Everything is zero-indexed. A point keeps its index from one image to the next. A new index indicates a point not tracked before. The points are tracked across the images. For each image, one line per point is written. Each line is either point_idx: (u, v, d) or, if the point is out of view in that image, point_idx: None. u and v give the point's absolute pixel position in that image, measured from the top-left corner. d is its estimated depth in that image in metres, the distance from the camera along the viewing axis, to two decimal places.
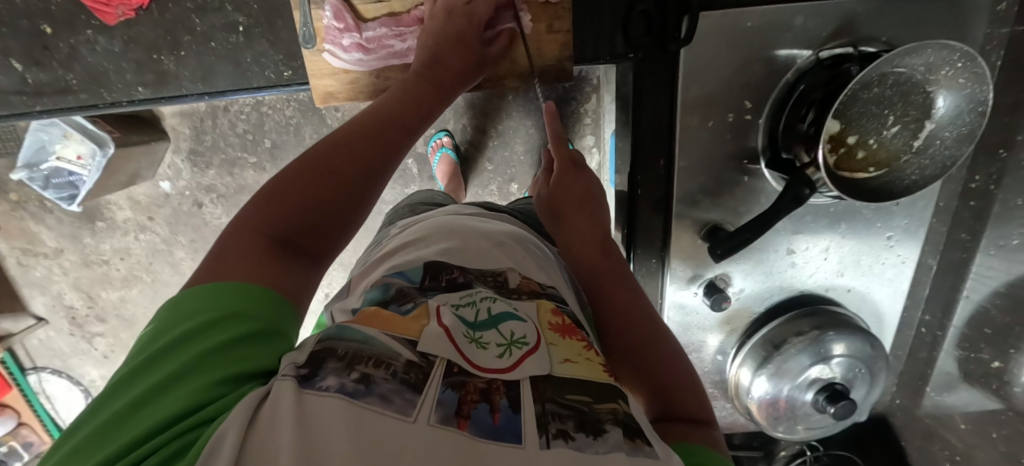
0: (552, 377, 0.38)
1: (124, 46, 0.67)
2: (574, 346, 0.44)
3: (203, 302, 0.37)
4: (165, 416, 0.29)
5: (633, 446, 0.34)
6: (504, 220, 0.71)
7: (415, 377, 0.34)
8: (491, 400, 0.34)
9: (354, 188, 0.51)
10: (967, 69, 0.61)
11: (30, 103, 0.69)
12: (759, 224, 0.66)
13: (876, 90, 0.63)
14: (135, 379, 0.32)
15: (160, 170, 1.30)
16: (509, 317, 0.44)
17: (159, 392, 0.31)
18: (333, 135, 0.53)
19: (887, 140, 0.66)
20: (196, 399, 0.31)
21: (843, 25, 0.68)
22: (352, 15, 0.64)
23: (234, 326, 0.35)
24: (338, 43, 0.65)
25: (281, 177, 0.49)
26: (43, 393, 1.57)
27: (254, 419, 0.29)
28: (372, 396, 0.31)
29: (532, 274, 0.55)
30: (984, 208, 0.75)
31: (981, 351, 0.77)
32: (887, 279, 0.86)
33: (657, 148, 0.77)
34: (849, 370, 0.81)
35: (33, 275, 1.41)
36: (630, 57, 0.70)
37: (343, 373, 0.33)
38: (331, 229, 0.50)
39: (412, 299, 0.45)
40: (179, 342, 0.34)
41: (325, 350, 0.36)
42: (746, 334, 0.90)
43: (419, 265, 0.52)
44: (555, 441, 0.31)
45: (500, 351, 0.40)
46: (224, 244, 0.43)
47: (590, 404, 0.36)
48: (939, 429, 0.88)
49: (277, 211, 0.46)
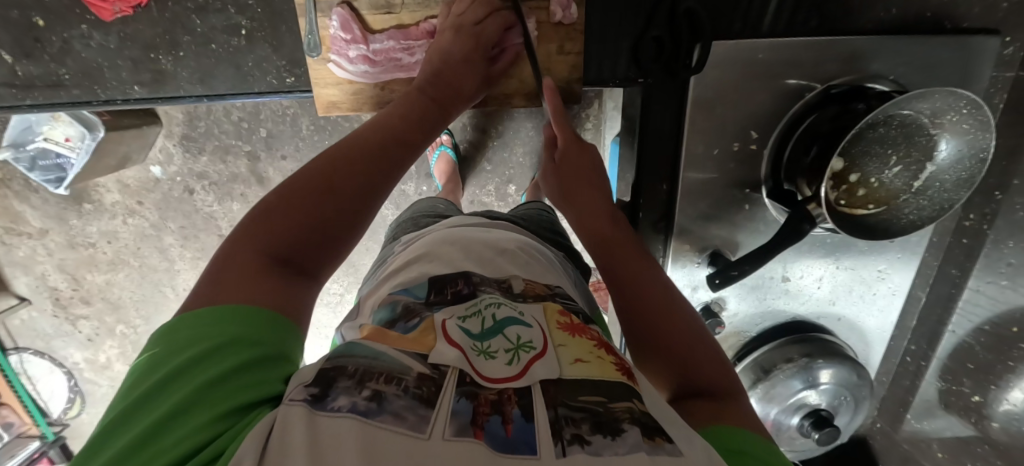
0: (563, 380, 0.39)
1: (120, 43, 0.65)
2: (585, 346, 0.45)
3: (201, 330, 0.36)
4: (170, 454, 0.29)
5: (651, 445, 0.35)
6: (504, 227, 0.71)
7: (427, 391, 0.35)
8: (503, 412, 0.35)
9: (355, 204, 0.50)
10: (972, 116, 0.61)
11: (20, 96, 0.67)
12: (758, 257, 0.67)
13: (881, 130, 0.64)
14: (135, 413, 0.32)
15: (150, 155, 1.27)
16: (512, 323, 0.45)
17: (160, 429, 0.31)
18: (333, 149, 0.52)
19: (888, 180, 0.66)
20: (200, 434, 0.31)
21: (853, 61, 0.68)
22: (359, 26, 0.63)
23: (236, 354, 0.35)
24: (344, 54, 0.64)
25: (278, 193, 0.48)
26: (25, 374, 1.55)
27: (268, 442, 0.30)
28: (386, 414, 0.32)
29: (537, 277, 0.56)
30: (975, 247, 0.77)
31: (963, 385, 0.80)
32: (878, 309, 0.87)
33: (657, 172, 0.76)
34: (835, 398, 0.83)
35: (16, 254, 1.38)
36: (640, 82, 0.69)
37: (354, 391, 0.34)
38: (331, 245, 0.49)
39: (418, 314, 0.46)
40: (175, 375, 0.33)
41: (334, 368, 0.37)
42: (736, 357, 0.90)
43: (425, 281, 0.52)
44: (571, 447, 0.33)
45: (508, 358, 0.41)
46: (222, 264, 0.42)
47: (604, 405, 0.38)
48: (916, 455, 0.91)
49: (275, 229, 0.45)
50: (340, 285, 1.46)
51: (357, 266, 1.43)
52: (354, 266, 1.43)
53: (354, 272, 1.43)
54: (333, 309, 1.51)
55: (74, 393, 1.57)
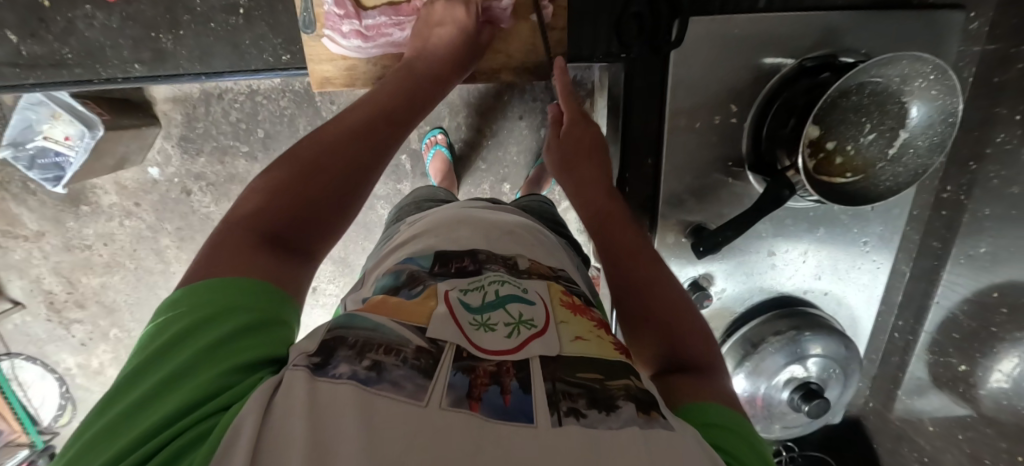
0: (562, 357, 0.39)
1: (122, 23, 0.68)
2: (584, 325, 0.45)
3: (200, 297, 0.37)
4: (172, 411, 0.30)
5: (646, 418, 0.35)
6: (510, 212, 0.73)
7: (425, 363, 0.35)
8: (501, 383, 0.35)
9: (347, 181, 0.51)
10: (939, 81, 0.64)
11: (23, 76, 0.69)
12: (741, 223, 0.69)
13: (855, 98, 0.67)
14: (135, 377, 0.32)
15: (149, 156, 1.29)
16: (514, 299, 0.45)
17: (163, 389, 0.31)
18: (322, 133, 0.54)
19: (864, 147, 0.69)
20: (202, 393, 0.31)
21: (825, 37, 0.71)
22: (352, 3, 0.65)
23: (231, 319, 0.36)
24: (338, 29, 0.65)
25: (270, 179, 0.49)
26: (17, 381, 1.53)
27: (269, 404, 0.30)
28: (384, 383, 0.32)
29: (541, 259, 0.56)
30: (955, 218, 0.78)
31: (950, 356, 0.79)
32: (863, 284, 0.89)
33: (644, 150, 0.79)
34: (824, 370, 0.84)
35: (12, 257, 1.39)
36: (623, 57, 0.72)
37: (354, 361, 0.34)
38: (327, 223, 0.50)
39: (423, 282, 0.47)
40: (178, 339, 0.34)
41: (334, 339, 0.37)
42: (725, 333, 0.91)
43: (430, 253, 0.53)
44: (566, 419, 0.32)
45: (508, 332, 0.41)
46: (215, 246, 0.42)
47: (601, 381, 0.37)
48: (909, 432, 0.90)
49: (268, 209, 0.46)
50: (335, 285, 1.46)
51: (353, 266, 1.44)
52: (349, 265, 1.44)
53: (349, 272, 1.43)
54: (328, 310, 1.50)
55: (65, 399, 1.55)
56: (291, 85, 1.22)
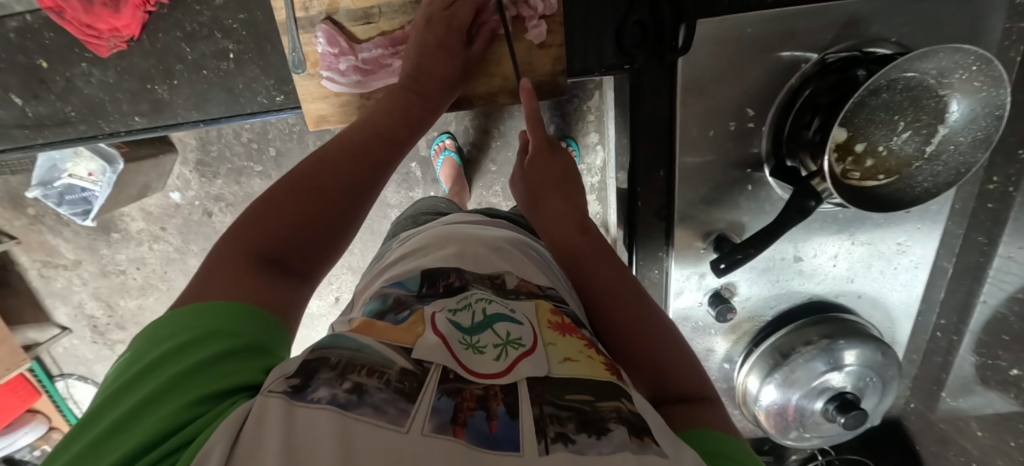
0: (549, 378, 0.38)
1: (118, 77, 0.67)
2: (574, 345, 0.44)
3: (186, 321, 0.36)
4: (144, 438, 0.29)
5: (639, 444, 0.34)
6: (503, 226, 0.71)
7: (410, 386, 0.34)
8: (488, 408, 0.34)
9: (342, 204, 0.51)
10: (982, 72, 0.58)
11: (32, 136, 0.70)
12: (762, 238, 0.65)
13: (885, 96, 0.61)
14: (114, 402, 0.32)
15: (169, 182, 1.31)
16: (503, 318, 0.44)
17: (140, 412, 0.31)
18: (320, 150, 0.53)
19: (898, 147, 0.64)
20: (176, 421, 0.30)
21: (850, 26, 0.65)
22: (345, 38, 0.64)
23: (213, 344, 0.35)
24: (335, 68, 0.65)
25: (268, 195, 0.48)
26: (71, 399, 1.65)
27: (239, 437, 0.28)
28: (365, 407, 0.31)
29: (530, 276, 0.54)
30: (1002, 211, 0.72)
31: (999, 357, 0.75)
32: (900, 283, 0.84)
33: (654, 160, 0.75)
34: (860, 379, 0.79)
35: (54, 285, 1.45)
36: (626, 68, 0.68)
37: (335, 383, 0.33)
38: (323, 244, 0.49)
39: (409, 306, 0.45)
40: (160, 361, 0.33)
41: (317, 358, 0.36)
42: (753, 343, 0.89)
43: (417, 274, 0.52)
44: (554, 446, 0.31)
45: (496, 353, 0.40)
46: (209, 265, 0.42)
47: (592, 403, 0.36)
48: (953, 435, 0.85)
49: (265, 230, 0.45)
50: None
51: None
52: None
53: None
54: None
55: None
56: None
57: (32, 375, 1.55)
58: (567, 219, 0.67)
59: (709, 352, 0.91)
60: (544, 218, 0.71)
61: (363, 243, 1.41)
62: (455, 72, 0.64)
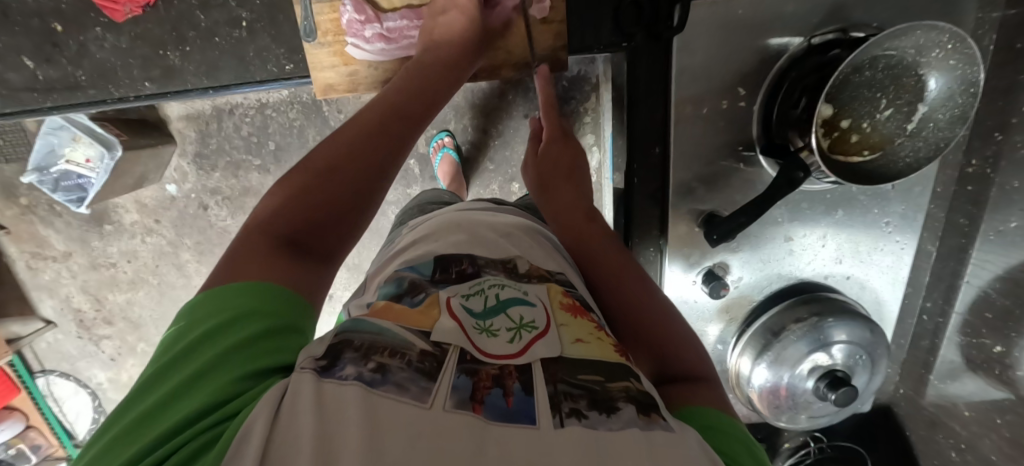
0: (563, 358, 0.38)
1: (131, 43, 0.69)
2: (585, 326, 0.44)
3: (222, 302, 0.37)
4: (192, 410, 0.30)
5: (647, 421, 0.34)
6: (511, 212, 0.72)
7: (429, 366, 0.34)
8: (504, 385, 0.35)
9: (362, 184, 0.49)
10: (957, 50, 0.61)
11: (41, 99, 0.71)
12: (753, 209, 0.67)
13: (867, 74, 0.65)
14: (153, 384, 0.33)
15: (167, 174, 1.30)
16: (517, 302, 0.45)
17: (185, 387, 0.32)
18: (334, 136, 0.52)
19: (880, 124, 0.67)
20: (221, 394, 0.31)
21: (834, 12, 0.69)
22: (371, 7, 0.65)
23: (250, 325, 0.36)
24: (360, 35, 0.66)
25: (288, 180, 0.49)
26: (52, 396, 1.56)
27: (279, 403, 0.30)
28: (388, 384, 0.32)
29: (540, 261, 0.55)
30: (981, 193, 0.75)
31: (983, 336, 0.76)
32: (886, 266, 0.87)
33: (650, 138, 0.78)
34: (850, 357, 0.81)
35: (42, 277, 1.41)
36: (624, 46, 0.73)
37: (360, 362, 0.34)
38: (345, 225, 0.49)
39: (424, 289, 0.46)
40: (201, 341, 0.35)
41: (340, 341, 0.37)
42: (746, 322, 0.90)
43: (430, 258, 0.52)
44: (568, 420, 0.32)
45: (510, 336, 0.40)
46: (235, 252, 0.43)
47: (602, 384, 0.37)
48: (943, 418, 0.86)
49: (285, 213, 0.46)
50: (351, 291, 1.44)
51: None
52: None
53: None
54: None
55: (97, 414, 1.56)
56: (299, 95, 1.22)
57: (13, 371, 1.48)
58: (576, 210, 0.69)
59: (702, 335, 0.93)
60: (549, 198, 0.73)
61: (359, 238, 1.41)
62: (464, 44, 0.63)
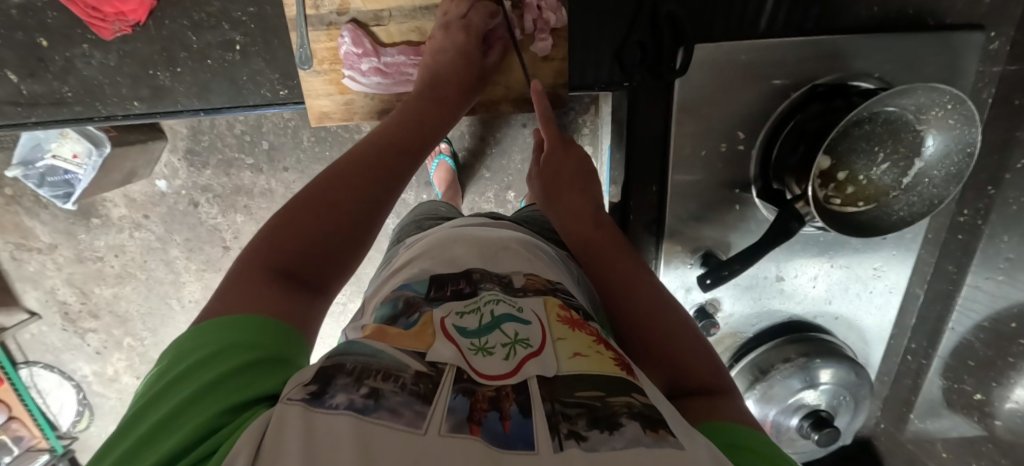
0: (559, 378, 0.38)
1: (119, 60, 0.67)
2: (584, 340, 0.44)
3: (207, 336, 0.36)
4: (170, 450, 0.29)
5: (654, 437, 0.32)
6: (509, 227, 0.71)
7: (425, 388, 0.34)
8: (501, 409, 0.34)
9: (359, 215, 0.50)
10: (957, 111, 0.61)
11: (25, 114, 0.69)
12: (747, 255, 0.67)
13: (867, 127, 0.65)
14: (139, 419, 0.32)
15: (156, 169, 1.27)
16: (510, 319, 0.44)
17: (166, 425, 0.31)
18: (333, 167, 0.52)
19: (876, 177, 0.67)
20: (200, 431, 0.30)
21: (837, 61, 0.69)
22: (369, 40, 0.65)
23: (235, 357, 0.35)
24: (356, 68, 0.66)
25: (286, 211, 0.48)
26: (35, 388, 1.52)
27: (262, 442, 0.28)
28: (382, 410, 0.31)
29: (538, 272, 0.55)
30: (972, 242, 0.76)
31: (964, 382, 0.78)
32: (875, 306, 0.87)
33: (648, 175, 0.77)
34: (834, 398, 0.83)
35: (26, 269, 1.38)
36: (625, 85, 0.70)
37: (352, 388, 0.33)
38: (341, 256, 0.49)
39: (418, 309, 0.46)
40: (185, 375, 0.34)
41: (332, 365, 0.36)
42: (734, 357, 0.91)
43: (426, 278, 0.52)
44: (568, 442, 0.31)
45: (505, 353, 0.40)
46: (231, 282, 0.42)
47: (603, 399, 0.36)
48: (920, 455, 0.89)
49: (282, 243, 0.45)
50: (343, 294, 1.43)
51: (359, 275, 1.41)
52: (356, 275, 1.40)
53: (355, 282, 1.40)
54: (337, 319, 1.47)
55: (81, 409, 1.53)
56: None
57: None
58: (584, 221, 0.67)
59: None
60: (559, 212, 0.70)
61: None
62: (459, 78, 0.64)
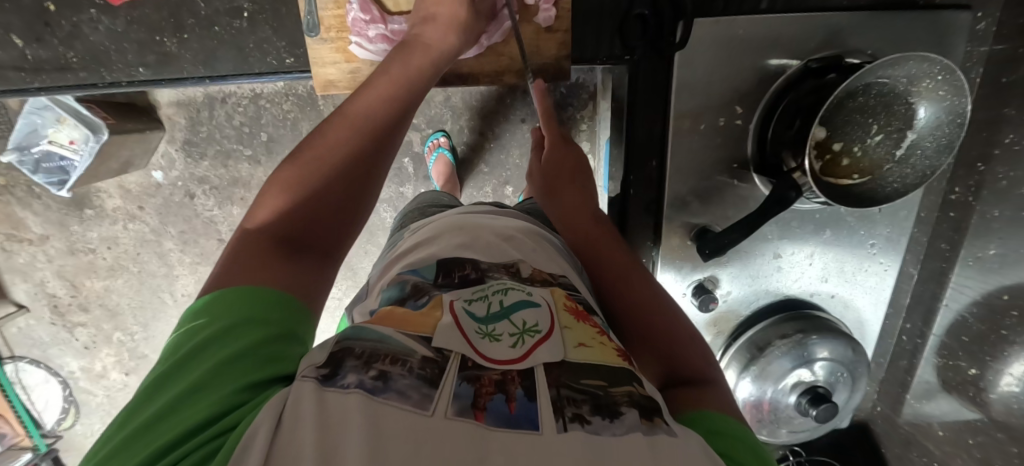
0: (566, 363, 0.37)
1: (126, 26, 0.68)
2: (588, 331, 0.42)
3: (218, 310, 0.36)
4: (190, 423, 0.29)
5: (650, 425, 0.33)
6: (514, 216, 0.72)
7: (432, 373, 0.33)
8: (507, 391, 0.33)
9: (352, 183, 0.50)
10: (947, 82, 0.63)
11: (28, 79, 0.69)
12: (746, 225, 0.68)
13: (861, 99, 0.66)
14: (156, 388, 0.32)
15: (153, 160, 1.26)
16: (522, 306, 0.43)
17: (186, 396, 0.31)
18: (327, 139, 0.52)
19: (871, 149, 0.69)
20: (219, 406, 0.30)
21: (830, 38, 0.71)
22: (377, 7, 0.66)
23: (253, 333, 0.35)
24: (364, 34, 0.67)
25: (274, 192, 0.48)
26: (20, 384, 1.48)
27: (280, 414, 0.28)
28: (390, 392, 0.30)
29: (543, 265, 0.53)
30: (963, 219, 0.78)
31: (959, 359, 0.79)
32: (869, 286, 0.89)
33: (648, 153, 0.79)
34: (832, 374, 0.83)
35: (15, 260, 1.35)
36: (626, 59, 0.72)
37: (362, 370, 0.32)
38: (339, 226, 0.48)
39: (427, 293, 0.45)
40: (204, 348, 0.33)
41: (341, 349, 0.35)
42: (733, 335, 0.91)
43: (433, 263, 0.50)
44: (571, 424, 0.31)
45: (513, 341, 0.38)
46: (226, 260, 0.41)
47: (605, 388, 0.35)
48: (918, 437, 0.89)
49: (276, 221, 0.45)
50: (338, 288, 1.42)
51: (355, 269, 1.40)
52: (352, 268, 1.40)
53: (351, 275, 1.39)
54: (331, 315, 1.47)
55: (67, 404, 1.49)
56: (294, 88, 1.20)
57: None
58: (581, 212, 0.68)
59: None
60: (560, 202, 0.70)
61: None
62: (452, 50, 0.63)
